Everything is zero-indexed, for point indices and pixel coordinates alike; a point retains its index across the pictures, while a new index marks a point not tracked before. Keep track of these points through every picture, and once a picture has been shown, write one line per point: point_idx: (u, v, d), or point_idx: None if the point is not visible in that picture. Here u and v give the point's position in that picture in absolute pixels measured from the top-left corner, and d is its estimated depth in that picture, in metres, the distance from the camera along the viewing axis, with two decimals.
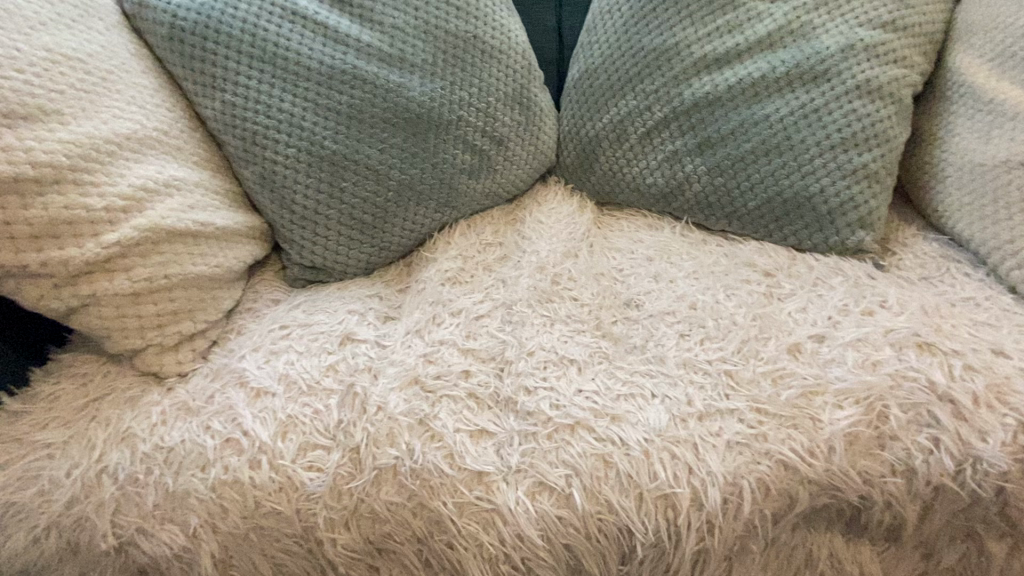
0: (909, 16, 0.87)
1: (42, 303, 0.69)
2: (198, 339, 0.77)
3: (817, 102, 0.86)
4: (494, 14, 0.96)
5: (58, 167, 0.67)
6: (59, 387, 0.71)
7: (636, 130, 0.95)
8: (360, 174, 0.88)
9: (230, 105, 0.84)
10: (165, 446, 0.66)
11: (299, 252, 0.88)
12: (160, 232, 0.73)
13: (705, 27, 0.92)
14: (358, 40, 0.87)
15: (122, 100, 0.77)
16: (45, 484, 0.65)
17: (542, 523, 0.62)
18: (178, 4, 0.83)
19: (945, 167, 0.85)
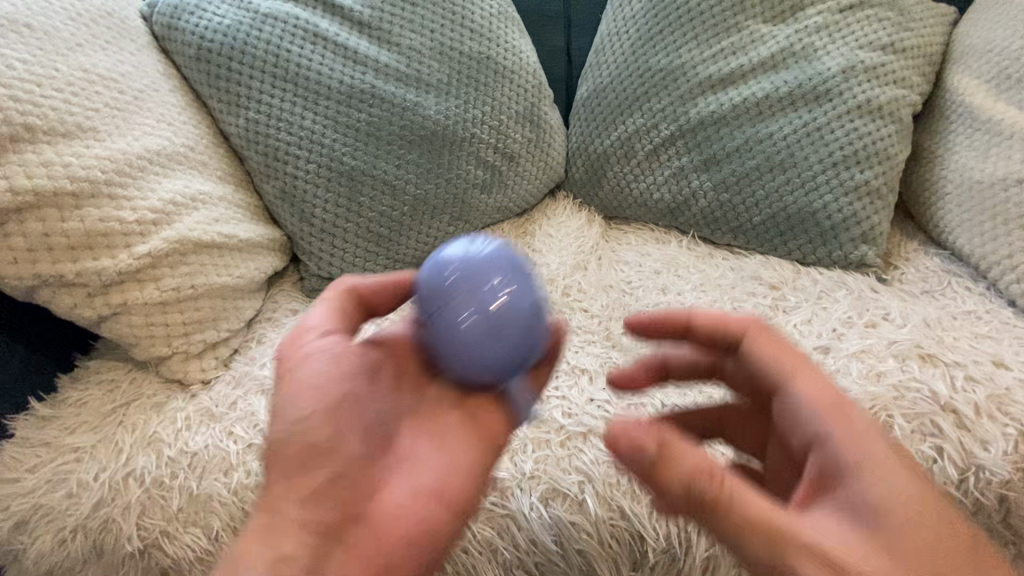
0: (908, 39, 0.91)
1: (74, 312, 0.72)
2: (221, 347, 0.79)
3: (819, 121, 0.89)
4: (506, 36, 1.00)
5: (94, 181, 0.70)
6: (87, 393, 0.74)
7: (644, 147, 0.98)
8: (376, 189, 0.91)
9: (253, 123, 0.87)
10: (189, 451, 0.68)
11: (317, 264, 0.91)
12: (187, 243, 0.76)
13: (710, 49, 0.95)
14: (377, 61, 0.91)
15: (152, 118, 0.80)
16: (74, 487, 0.67)
17: (555, 528, 0.64)
18: (205, 26, 0.87)
19: (944, 184, 0.88)
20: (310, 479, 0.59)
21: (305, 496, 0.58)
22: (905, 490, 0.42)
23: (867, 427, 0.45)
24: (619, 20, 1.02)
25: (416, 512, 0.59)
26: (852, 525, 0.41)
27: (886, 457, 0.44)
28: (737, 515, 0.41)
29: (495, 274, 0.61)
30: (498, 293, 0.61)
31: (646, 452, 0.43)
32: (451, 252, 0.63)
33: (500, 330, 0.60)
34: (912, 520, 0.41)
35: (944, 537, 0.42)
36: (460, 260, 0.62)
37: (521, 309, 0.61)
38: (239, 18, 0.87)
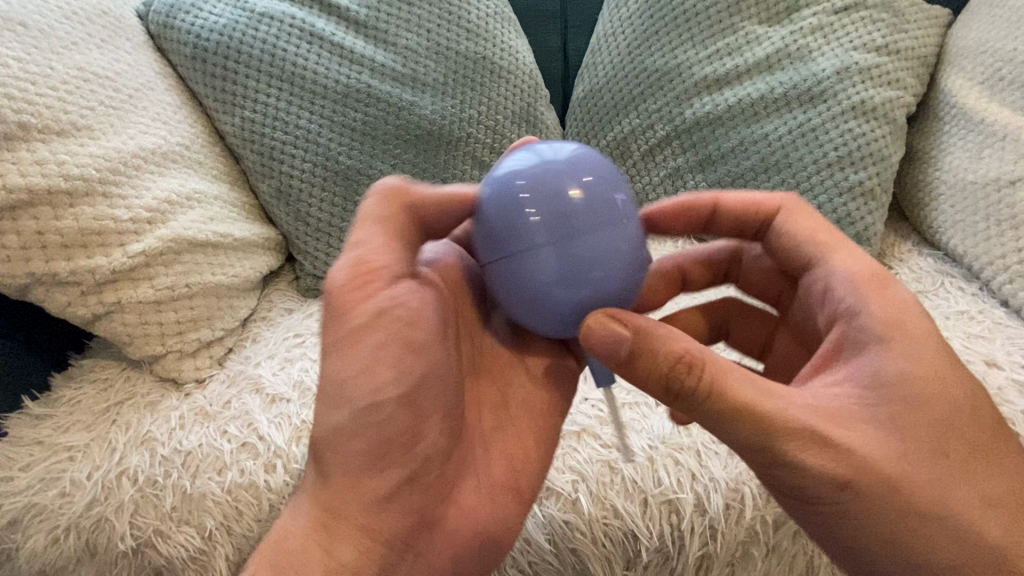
0: (902, 41, 0.91)
1: (68, 310, 0.71)
2: (216, 346, 0.79)
3: (814, 122, 0.89)
4: (503, 36, 1.00)
5: (89, 179, 0.70)
6: (81, 392, 0.74)
7: (640, 147, 0.99)
8: (372, 189, 0.91)
9: (249, 122, 0.87)
10: (183, 449, 0.68)
11: (312, 263, 0.91)
12: (182, 242, 0.76)
13: (706, 50, 0.95)
14: (373, 60, 0.91)
15: (147, 116, 0.80)
16: (68, 486, 0.67)
17: (549, 527, 0.64)
18: (201, 25, 0.87)
19: (939, 184, 0.88)
20: (364, 454, 0.49)
21: (402, 481, 0.51)
22: (918, 372, 0.48)
23: (885, 308, 0.50)
24: (615, 21, 1.02)
25: (471, 500, 0.55)
26: (864, 406, 0.47)
27: (905, 334, 0.49)
28: (726, 399, 0.43)
29: (574, 181, 0.45)
30: (576, 210, 0.45)
31: (626, 328, 0.45)
32: (511, 166, 0.47)
33: (583, 273, 0.45)
34: (903, 322, 0.50)
35: (918, 330, 0.49)
36: (528, 171, 0.46)
37: (608, 231, 0.45)
38: (235, 17, 0.87)
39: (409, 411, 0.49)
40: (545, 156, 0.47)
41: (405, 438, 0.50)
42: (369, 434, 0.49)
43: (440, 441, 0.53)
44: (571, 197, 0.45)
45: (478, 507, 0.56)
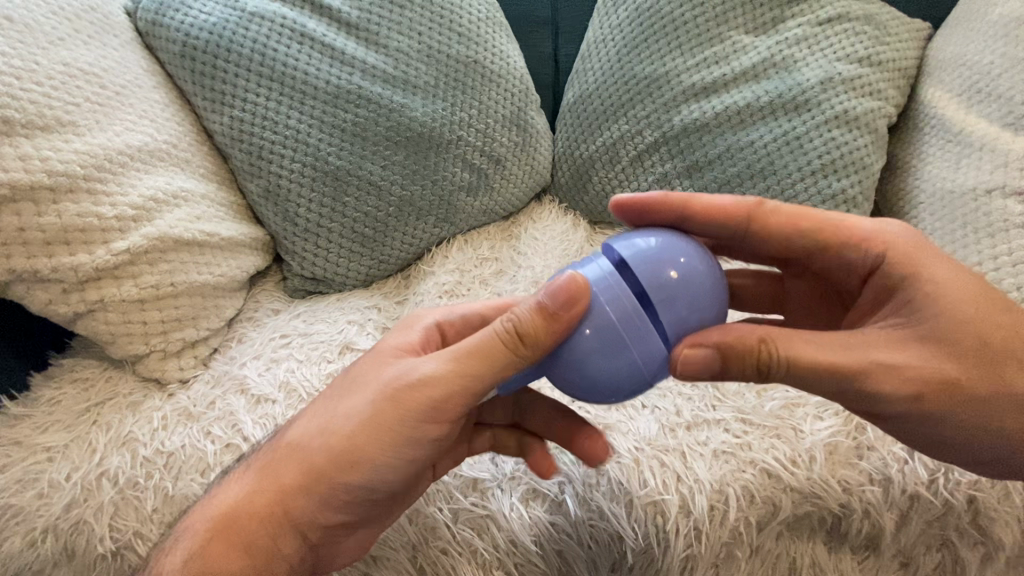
0: (884, 53, 0.93)
1: (50, 308, 0.70)
2: (200, 345, 0.78)
3: (798, 131, 0.91)
4: (494, 41, 1.00)
5: (73, 176, 0.69)
6: (60, 392, 0.72)
7: (628, 153, 1.00)
8: (361, 190, 0.91)
9: (238, 121, 0.87)
10: (165, 450, 0.67)
11: (300, 263, 0.91)
12: (168, 241, 0.75)
13: (694, 58, 0.97)
14: (364, 61, 0.91)
15: (134, 114, 0.79)
16: (45, 487, 0.66)
17: (534, 528, 0.64)
18: (190, 23, 0.86)
19: (919, 192, 0.90)
20: (292, 505, 0.55)
21: (302, 537, 0.57)
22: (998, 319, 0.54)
23: (941, 395, 0.52)
24: (605, 29, 1.04)
25: (345, 552, 0.61)
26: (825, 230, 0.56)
27: (958, 331, 0.52)
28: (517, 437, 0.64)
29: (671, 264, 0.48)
30: (631, 323, 0.47)
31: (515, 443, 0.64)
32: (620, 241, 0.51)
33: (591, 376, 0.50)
34: (970, 334, 0.52)
35: (961, 327, 0.52)
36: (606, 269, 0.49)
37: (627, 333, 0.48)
38: (225, 15, 0.87)
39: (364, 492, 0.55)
40: (637, 247, 0.50)
41: (342, 501, 0.56)
42: (314, 490, 0.55)
43: (375, 507, 0.59)
44: (664, 299, 0.48)
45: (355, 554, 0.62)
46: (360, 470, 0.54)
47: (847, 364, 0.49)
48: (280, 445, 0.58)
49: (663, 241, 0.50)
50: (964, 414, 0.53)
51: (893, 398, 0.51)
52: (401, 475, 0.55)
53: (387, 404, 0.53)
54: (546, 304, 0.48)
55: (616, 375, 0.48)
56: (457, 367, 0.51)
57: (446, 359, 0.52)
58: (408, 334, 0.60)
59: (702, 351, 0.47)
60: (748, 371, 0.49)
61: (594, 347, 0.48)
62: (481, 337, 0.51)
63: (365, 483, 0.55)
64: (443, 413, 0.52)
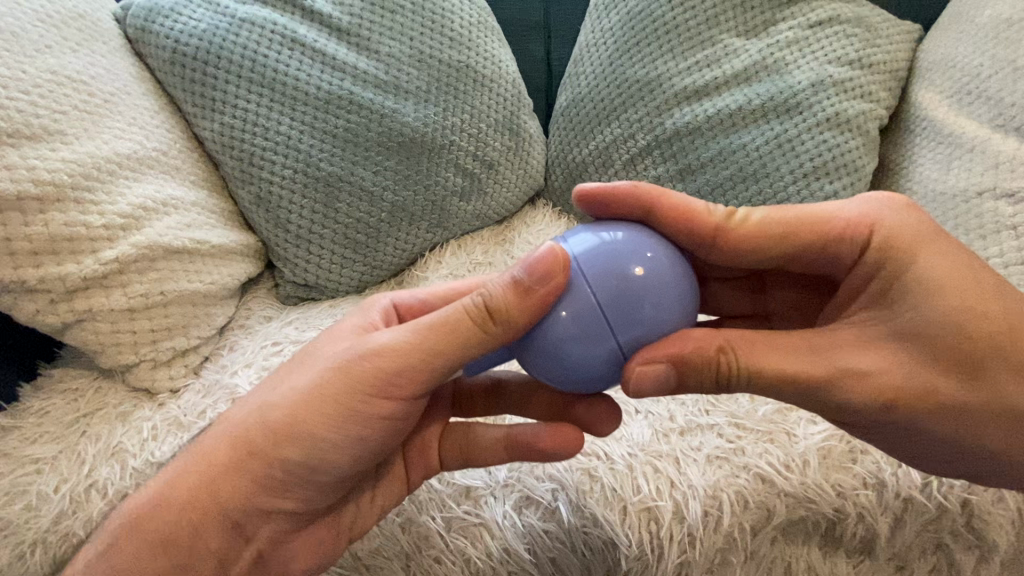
0: (874, 55, 0.94)
1: (37, 318, 0.70)
2: (191, 354, 0.78)
3: (789, 134, 0.91)
4: (486, 45, 1.00)
5: (60, 185, 0.69)
6: (50, 403, 0.72)
7: (621, 157, 1.00)
8: (353, 196, 0.91)
9: (228, 128, 0.87)
10: (155, 461, 0.67)
11: (292, 270, 0.91)
12: (157, 249, 0.75)
13: (686, 61, 0.97)
14: (355, 67, 0.91)
15: (123, 122, 0.79)
16: (34, 499, 0.65)
17: (528, 536, 0.63)
18: (180, 30, 0.86)
19: (910, 195, 0.90)
20: (229, 484, 0.54)
21: (235, 523, 0.55)
22: (974, 313, 0.53)
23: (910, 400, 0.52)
24: (597, 33, 1.04)
25: (297, 554, 0.59)
26: (798, 232, 0.54)
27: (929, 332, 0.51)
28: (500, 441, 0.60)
29: (638, 260, 0.48)
30: (609, 311, 0.48)
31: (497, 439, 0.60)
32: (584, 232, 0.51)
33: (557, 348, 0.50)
34: (943, 334, 0.52)
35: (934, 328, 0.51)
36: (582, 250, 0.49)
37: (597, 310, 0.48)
38: (215, 21, 0.87)
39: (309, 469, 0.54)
40: (600, 238, 0.50)
41: (283, 479, 0.54)
42: (252, 466, 0.54)
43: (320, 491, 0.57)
44: (633, 292, 0.48)
45: (308, 556, 0.59)
46: (302, 446, 0.53)
47: (811, 372, 0.49)
48: (221, 426, 0.57)
49: (625, 235, 0.50)
50: (938, 416, 0.53)
51: (862, 404, 0.51)
52: (347, 454, 0.54)
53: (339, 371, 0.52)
54: (519, 278, 0.47)
55: (596, 361, 0.48)
56: (416, 338, 0.50)
57: (404, 331, 0.51)
58: (367, 313, 0.59)
59: (657, 367, 0.47)
60: (706, 382, 0.49)
61: (576, 335, 0.48)
62: (446, 310, 0.50)
63: (305, 461, 0.53)
64: (390, 385, 0.51)
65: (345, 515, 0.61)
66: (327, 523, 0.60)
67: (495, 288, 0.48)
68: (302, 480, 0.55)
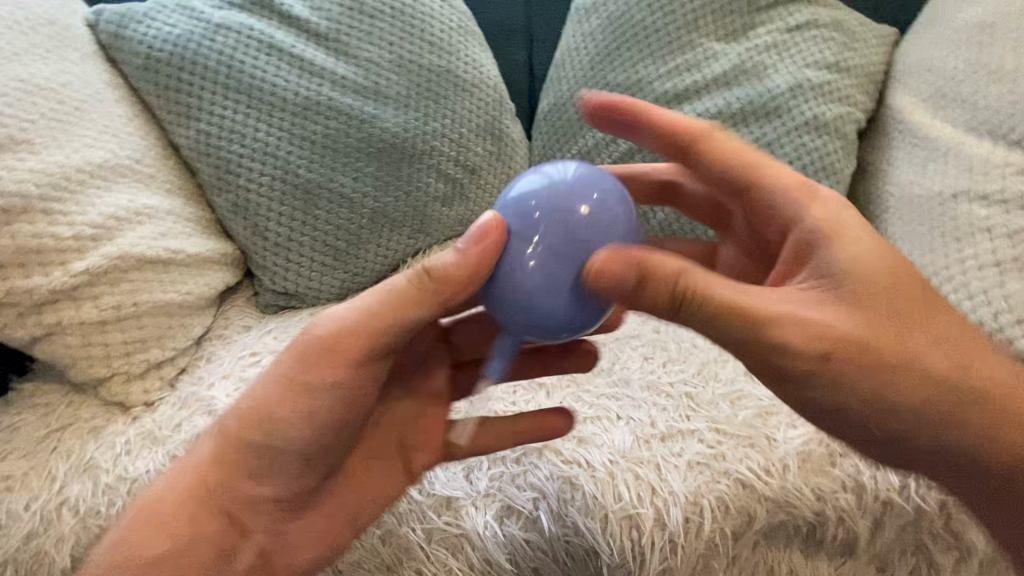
0: (852, 59, 0.95)
1: (5, 332, 0.68)
2: (167, 366, 0.76)
3: (769, 137, 0.92)
4: (466, 50, 1.00)
5: (27, 196, 0.67)
6: (20, 418, 0.70)
7: (603, 161, 1.00)
8: (333, 202, 0.90)
9: (205, 135, 0.85)
10: (129, 476, 0.65)
11: (272, 278, 0.90)
12: (130, 260, 0.73)
13: (666, 66, 0.97)
14: (334, 72, 0.90)
15: (94, 130, 0.78)
16: (3, 518, 0.63)
17: (509, 546, 0.63)
18: (154, 36, 0.85)
19: (888, 197, 0.91)
20: (223, 463, 0.54)
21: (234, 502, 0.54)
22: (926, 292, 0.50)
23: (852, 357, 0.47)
24: (578, 37, 1.04)
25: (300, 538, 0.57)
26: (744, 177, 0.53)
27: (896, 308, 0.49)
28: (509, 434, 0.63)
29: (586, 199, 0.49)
30: (579, 253, 0.48)
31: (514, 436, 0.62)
32: (536, 170, 0.51)
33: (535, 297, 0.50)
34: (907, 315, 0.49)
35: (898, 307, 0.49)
36: (540, 187, 0.49)
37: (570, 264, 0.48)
38: (190, 27, 0.85)
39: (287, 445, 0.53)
40: (555, 176, 0.50)
41: (267, 463, 0.54)
42: (234, 455, 0.54)
43: (307, 469, 0.55)
44: (598, 240, 0.48)
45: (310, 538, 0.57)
46: (274, 425, 0.52)
47: (752, 314, 0.46)
48: (221, 417, 0.57)
49: (583, 176, 0.50)
50: (897, 392, 0.49)
51: (801, 354, 0.47)
52: (325, 419, 0.53)
53: (295, 350, 0.52)
54: (461, 249, 0.47)
55: (566, 307, 0.48)
56: (361, 310, 0.50)
57: (355, 303, 0.51)
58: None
59: (619, 266, 0.46)
60: (660, 297, 0.46)
61: (546, 276, 0.48)
62: (387, 280, 0.50)
63: (284, 433, 0.52)
64: (346, 345, 0.50)
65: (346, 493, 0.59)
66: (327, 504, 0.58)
67: (435, 259, 0.48)
68: (287, 458, 0.54)
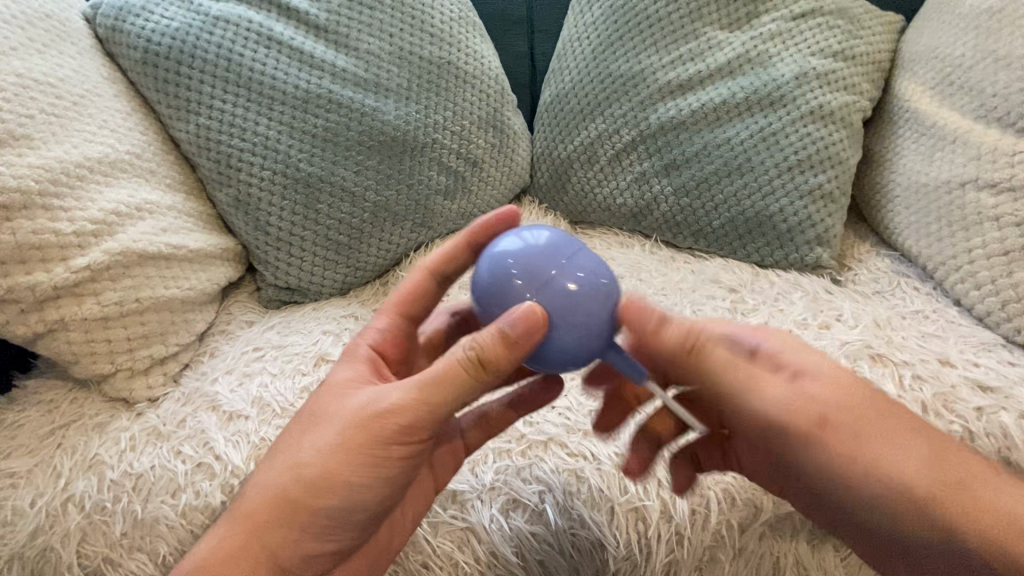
0: (857, 47, 0.93)
1: (7, 328, 0.68)
2: (170, 362, 0.76)
3: (774, 127, 0.91)
4: (467, 41, 0.99)
5: (27, 191, 0.67)
6: (24, 415, 0.70)
7: (606, 153, 0.99)
8: (334, 196, 0.89)
9: (204, 129, 0.85)
10: (134, 472, 0.65)
11: (274, 273, 0.89)
12: (132, 255, 0.73)
13: (669, 55, 0.96)
14: (333, 65, 0.89)
15: (93, 124, 0.77)
16: (9, 515, 0.63)
17: (515, 539, 0.63)
18: (152, 28, 0.84)
19: (894, 187, 0.90)
20: (269, 539, 0.50)
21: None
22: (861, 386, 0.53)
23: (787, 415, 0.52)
24: (580, 27, 1.03)
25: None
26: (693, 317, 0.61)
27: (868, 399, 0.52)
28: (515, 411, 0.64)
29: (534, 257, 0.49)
30: (576, 308, 0.48)
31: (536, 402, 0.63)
32: (509, 237, 0.51)
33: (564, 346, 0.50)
34: (877, 406, 0.52)
35: (864, 397, 0.52)
36: (517, 252, 0.50)
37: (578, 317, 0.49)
38: (188, 20, 0.84)
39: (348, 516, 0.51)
40: (530, 241, 0.50)
41: (326, 531, 0.51)
42: (289, 527, 0.50)
43: (363, 532, 0.54)
44: (590, 298, 0.49)
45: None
46: (337, 498, 0.50)
47: (735, 382, 0.52)
48: (249, 489, 0.53)
49: (552, 240, 0.50)
50: (850, 448, 0.51)
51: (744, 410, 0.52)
52: (387, 490, 0.52)
53: (354, 425, 0.50)
54: (508, 330, 0.46)
55: (580, 350, 0.49)
56: (422, 394, 0.48)
57: (412, 384, 0.49)
58: (353, 367, 0.57)
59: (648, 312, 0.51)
60: (672, 349, 0.52)
61: (553, 328, 0.48)
62: (446, 361, 0.48)
63: (348, 507, 0.51)
64: (410, 427, 0.49)
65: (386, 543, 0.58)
66: (369, 553, 0.57)
67: (482, 337, 0.47)
68: (348, 520, 0.52)
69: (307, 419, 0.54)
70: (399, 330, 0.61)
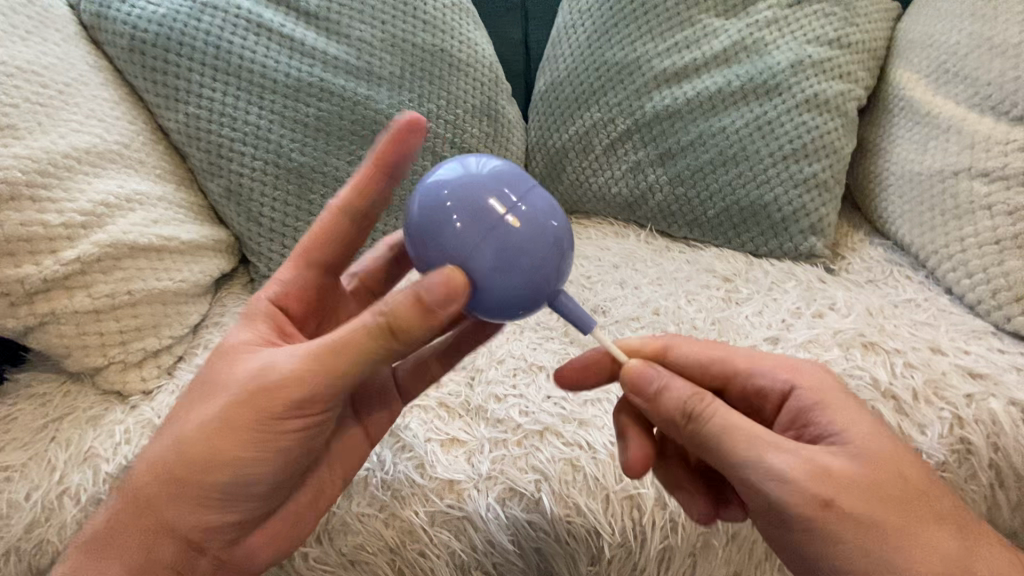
0: (853, 34, 0.93)
1: None
2: (164, 355, 0.76)
3: (769, 116, 0.91)
4: (461, 28, 0.98)
5: (13, 182, 0.65)
6: (16, 409, 0.69)
7: (601, 142, 0.99)
8: (328, 186, 0.88)
9: (194, 118, 0.83)
10: (129, 465, 0.65)
11: (267, 264, 0.89)
12: (122, 247, 0.72)
13: (664, 43, 0.95)
14: (325, 52, 0.88)
15: (80, 114, 0.76)
16: (4, 508, 0.63)
17: (512, 528, 0.63)
18: (138, 15, 0.82)
19: (888, 175, 0.90)
20: (164, 513, 0.50)
21: (188, 545, 0.51)
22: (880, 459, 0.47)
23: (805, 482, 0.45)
24: (575, 14, 1.02)
25: (261, 549, 0.56)
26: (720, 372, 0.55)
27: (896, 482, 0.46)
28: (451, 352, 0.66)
29: (475, 189, 0.49)
30: (510, 240, 0.48)
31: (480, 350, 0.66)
32: (448, 167, 0.52)
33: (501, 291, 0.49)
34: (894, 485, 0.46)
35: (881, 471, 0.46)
36: (456, 180, 0.50)
37: (522, 253, 0.49)
38: (176, 6, 0.83)
39: (236, 490, 0.51)
40: (472, 169, 0.51)
41: (217, 501, 0.51)
42: (173, 496, 0.50)
43: (264, 501, 0.54)
44: (528, 233, 0.49)
45: (274, 548, 0.57)
46: (219, 474, 0.49)
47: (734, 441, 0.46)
48: (137, 467, 0.51)
49: (493, 171, 0.51)
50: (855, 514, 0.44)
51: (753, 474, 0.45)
52: (282, 461, 0.51)
53: (240, 397, 0.49)
54: (423, 292, 0.45)
55: (519, 287, 0.49)
56: (307, 365, 0.48)
57: (299, 354, 0.49)
58: (253, 327, 0.56)
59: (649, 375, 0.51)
60: (674, 412, 0.49)
61: (490, 259, 0.48)
62: (346, 329, 0.47)
63: (236, 481, 0.50)
64: (308, 397, 0.48)
65: (298, 513, 0.58)
66: (281, 518, 0.57)
67: (394, 302, 0.46)
68: (244, 490, 0.51)
69: (196, 383, 0.53)
70: (305, 281, 0.60)
